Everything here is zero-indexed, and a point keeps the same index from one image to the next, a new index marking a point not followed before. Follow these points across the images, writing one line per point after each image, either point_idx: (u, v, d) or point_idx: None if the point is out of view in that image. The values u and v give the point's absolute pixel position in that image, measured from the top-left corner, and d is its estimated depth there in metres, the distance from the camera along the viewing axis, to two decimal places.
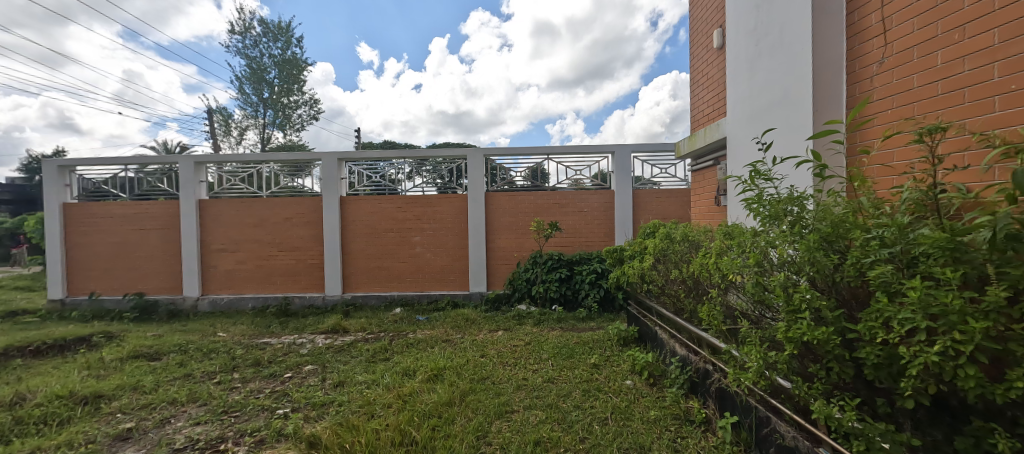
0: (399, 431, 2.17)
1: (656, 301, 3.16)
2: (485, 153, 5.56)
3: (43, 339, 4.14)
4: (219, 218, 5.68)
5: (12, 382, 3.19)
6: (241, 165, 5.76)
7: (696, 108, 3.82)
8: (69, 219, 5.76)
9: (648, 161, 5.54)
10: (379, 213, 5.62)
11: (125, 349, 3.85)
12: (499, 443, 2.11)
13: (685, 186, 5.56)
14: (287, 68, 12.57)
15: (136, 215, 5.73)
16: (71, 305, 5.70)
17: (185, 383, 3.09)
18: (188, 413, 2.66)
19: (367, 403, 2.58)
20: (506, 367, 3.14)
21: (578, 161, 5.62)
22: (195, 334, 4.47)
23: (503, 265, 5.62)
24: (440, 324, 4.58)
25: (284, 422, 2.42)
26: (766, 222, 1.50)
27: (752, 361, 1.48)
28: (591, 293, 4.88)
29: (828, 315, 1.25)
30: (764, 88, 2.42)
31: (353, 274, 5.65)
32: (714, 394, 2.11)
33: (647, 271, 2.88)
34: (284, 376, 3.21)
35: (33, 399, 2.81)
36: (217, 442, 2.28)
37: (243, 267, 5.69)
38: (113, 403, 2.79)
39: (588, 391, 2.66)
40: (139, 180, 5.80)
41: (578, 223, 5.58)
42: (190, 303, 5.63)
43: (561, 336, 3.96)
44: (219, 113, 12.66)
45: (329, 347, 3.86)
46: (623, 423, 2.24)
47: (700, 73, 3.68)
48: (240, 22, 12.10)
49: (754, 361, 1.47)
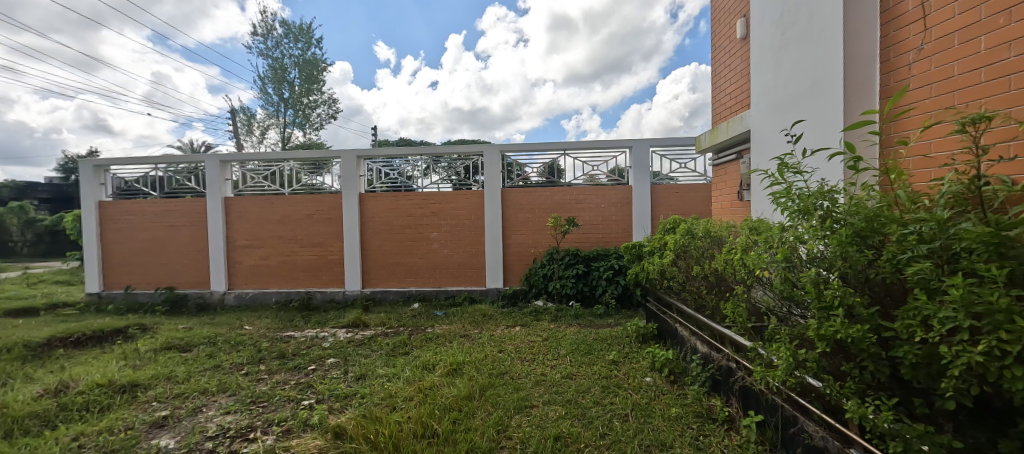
0: (421, 423, 2.20)
1: (675, 298, 3.13)
2: (500, 149, 5.58)
3: (82, 331, 4.35)
4: (243, 215, 5.84)
5: (56, 371, 3.36)
6: (262, 163, 5.90)
7: (718, 101, 3.73)
8: (104, 216, 6.03)
9: (667, 156, 5.45)
10: (397, 209, 5.70)
11: (158, 341, 4.02)
12: (519, 437, 2.12)
13: (705, 181, 5.45)
14: (307, 68, 12.80)
15: (164, 213, 5.95)
16: (107, 298, 5.99)
17: (214, 374, 3.21)
18: (218, 402, 2.76)
19: (389, 396, 2.63)
20: (524, 363, 3.16)
21: (594, 157, 5.57)
22: (223, 327, 4.63)
23: (520, 262, 5.63)
24: (457, 319, 4.63)
25: (310, 413, 2.48)
26: (794, 216, 1.44)
27: (781, 360, 1.43)
28: (609, 289, 4.85)
29: (863, 312, 1.21)
30: (792, 78, 2.34)
31: (372, 270, 5.75)
32: (738, 392, 2.08)
33: (667, 268, 2.83)
34: (309, 368, 3.31)
35: (75, 387, 2.94)
36: (247, 431, 2.36)
37: (267, 263, 5.84)
38: (149, 391, 2.92)
39: (607, 388, 2.64)
40: (168, 179, 6.03)
41: (596, 219, 5.54)
42: (217, 297, 5.82)
43: (578, 332, 3.96)
44: (242, 113, 13.01)
45: (351, 341, 3.94)
46: (644, 421, 2.22)
47: (722, 65, 3.60)
48: (262, 23, 12.37)
49: (782, 359, 1.42)
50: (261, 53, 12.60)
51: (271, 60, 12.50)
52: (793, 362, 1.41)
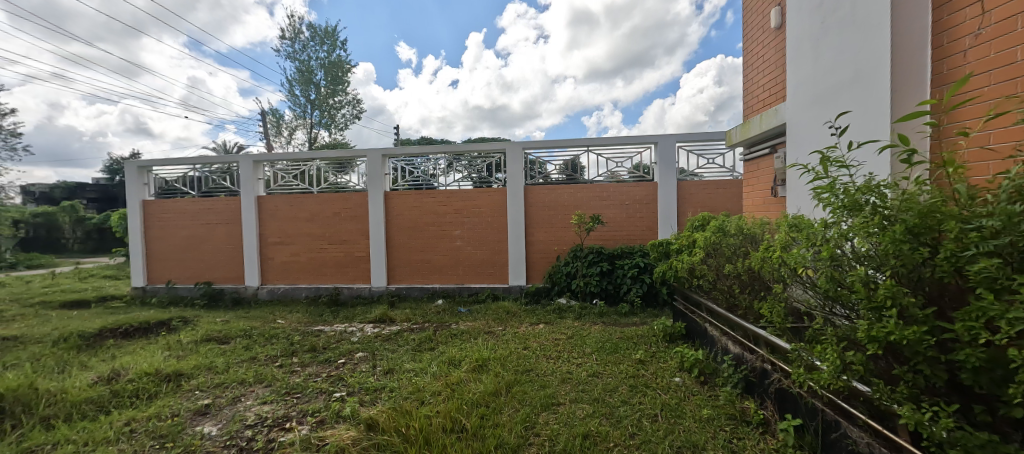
0: (449, 418, 2.23)
1: (704, 297, 3.06)
2: (522, 147, 5.56)
3: (130, 323, 4.61)
4: (275, 213, 6.05)
5: (109, 360, 3.58)
6: (291, 163, 6.09)
7: (750, 93, 3.60)
8: (148, 214, 6.37)
9: (694, 151, 5.31)
10: (421, 207, 5.78)
11: (199, 333, 4.22)
12: (547, 435, 2.12)
13: (734, 177, 5.29)
14: (333, 70, 13.12)
15: (202, 211, 6.23)
16: (151, 292, 6.33)
17: (251, 366, 3.34)
18: (255, 393, 2.88)
19: (417, 390, 2.68)
20: (549, 360, 3.16)
21: (618, 153, 5.49)
22: (258, 321, 4.81)
23: (543, 259, 5.61)
24: (482, 316, 4.66)
25: (342, 405, 2.56)
26: (838, 212, 1.37)
27: (827, 364, 1.37)
28: (634, 287, 4.77)
29: (918, 314, 1.15)
30: (833, 68, 2.24)
31: (398, 266, 5.85)
32: (773, 394, 2.02)
33: (697, 266, 2.76)
34: (339, 362, 3.40)
35: (125, 375, 3.12)
36: (283, 420, 2.45)
37: (298, 259, 6.03)
38: (191, 381, 3.07)
39: (634, 387, 2.60)
40: (205, 179, 6.31)
41: (620, 216, 5.46)
42: (252, 292, 6.07)
43: (603, 330, 3.92)
44: (271, 115, 13.47)
45: (377, 335, 4.03)
46: (673, 422, 2.18)
47: (755, 55, 3.47)
48: (290, 27, 12.75)
49: (828, 362, 1.36)
50: (290, 56, 12.99)
51: (298, 63, 12.87)
52: (841, 364, 1.35)
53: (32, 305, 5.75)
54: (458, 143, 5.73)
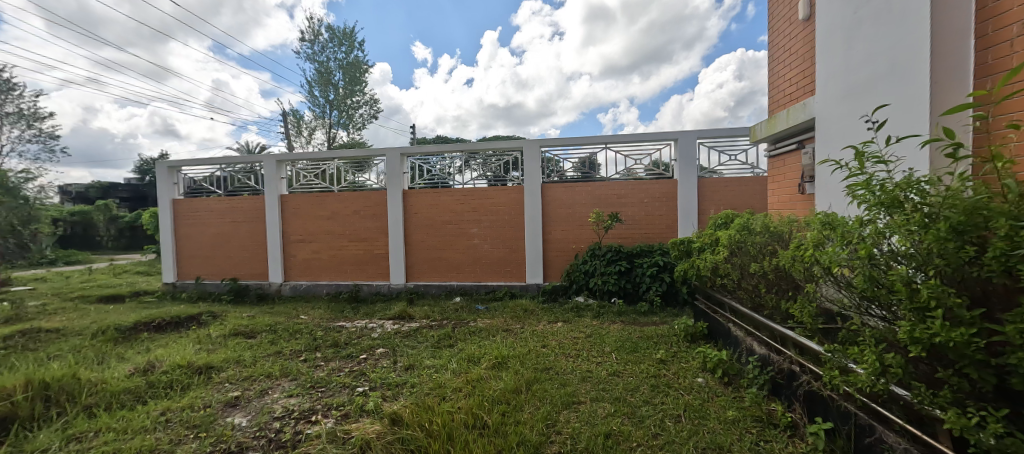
0: (471, 414, 2.25)
1: (728, 296, 2.99)
2: (539, 144, 5.54)
3: (162, 317, 4.80)
4: (297, 211, 6.19)
5: (143, 352, 3.74)
6: (312, 163, 6.22)
7: (775, 87, 3.50)
8: (178, 212, 6.60)
9: (715, 148, 5.20)
10: (439, 205, 5.83)
11: (227, 328, 4.36)
12: (569, 433, 2.12)
13: (757, 174, 5.15)
14: (351, 71, 13.33)
15: (229, 209, 6.42)
16: (181, 288, 6.57)
17: (277, 360, 3.44)
18: (282, 386, 2.96)
19: (438, 386, 2.70)
20: (569, 359, 3.14)
21: (635, 150, 5.41)
22: (282, 316, 4.95)
23: (560, 257, 5.59)
24: (500, 314, 4.68)
25: (365, 399, 2.61)
26: (875, 209, 1.31)
27: (866, 367, 1.32)
28: (653, 286, 4.71)
29: (965, 315, 1.10)
30: (867, 60, 2.16)
31: (416, 264, 5.92)
32: (802, 396, 1.97)
33: (721, 265, 2.70)
34: (360, 357, 3.47)
35: (160, 367, 3.25)
36: (309, 413, 2.51)
37: (319, 256, 6.17)
38: (221, 374, 3.17)
39: (656, 387, 2.57)
40: (230, 178, 6.51)
41: (639, 214, 5.38)
42: (275, 288, 6.23)
43: (622, 329, 3.88)
44: (292, 116, 13.78)
45: (397, 332, 4.09)
46: (697, 423, 2.15)
47: (780, 48, 3.37)
48: (309, 29, 13.00)
49: (868, 365, 1.31)
50: (309, 58, 13.25)
51: (318, 64, 13.12)
52: (881, 367, 1.30)
53: (72, 300, 6.04)
54: (474, 141, 5.75)
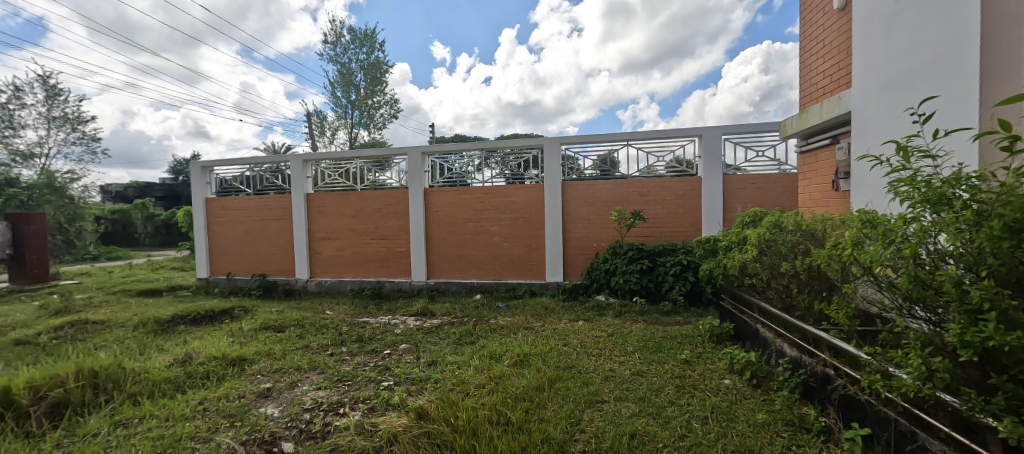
0: (495, 411, 2.26)
1: (756, 296, 2.91)
2: (559, 142, 5.51)
3: (198, 311, 5.01)
4: (323, 209, 6.35)
5: (181, 344, 3.91)
6: (335, 162, 6.36)
7: (807, 80, 3.38)
8: (211, 211, 6.87)
9: (741, 144, 5.06)
10: (460, 203, 5.87)
11: (258, 322, 4.52)
12: (593, 432, 2.11)
13: (785, 170, 4.99)
14: (372, 71, 13.56)
15: (258, 208, 6.64)
16: (214, 283, 6.83)
17: (305, 353, 3.55)
18: (310, 379, 3.05)
19: (461, 382, 2.73)
20: (591, 358, 3.12)
21: (657, 147, 5.32)
22: (309, 311, 5.09)
23: (581, 255, 5.55)
24: (520, 311, 4.69)
25: (390, 394, 2.66)
26: (921, 206, 1.26)
27: (911, 372, 1.27)
28: (676, 285, 4.62)
29: (1022, 318, 1.05)
30: (909, 50, 2.06)
31: (437, 261, 5.98)
32: (837, 401, 1.90)
33: (749, 264, 2.63)
34: (384, 352, 3.53)
35: (197, 358, 3.40)
36: (337, 406, 2.58)
37: (344, 253, 6.31)
38: (253, 366, 3.29)
39: (682, 388, 2.53)
40: (259, 177, 6.73)
41: (662, 212, 5.29)
42: (302, 284, 6.42)
43: (645, 329, 3.83)
44: (316, 117, 14.12)
45: (420, 328, 4.15)
46: (725, 425, 2.10)
47: (813, 39, 3.25)
48: (332, 32, 13.29)
49: (913, 370, 1.26)
50: (332, 60, 13.55)
51: (340, 65, 13.40)
52: (927, 371, 1.25)
53: (115, 293, 6.37)
54: (492, 140, 5.76)
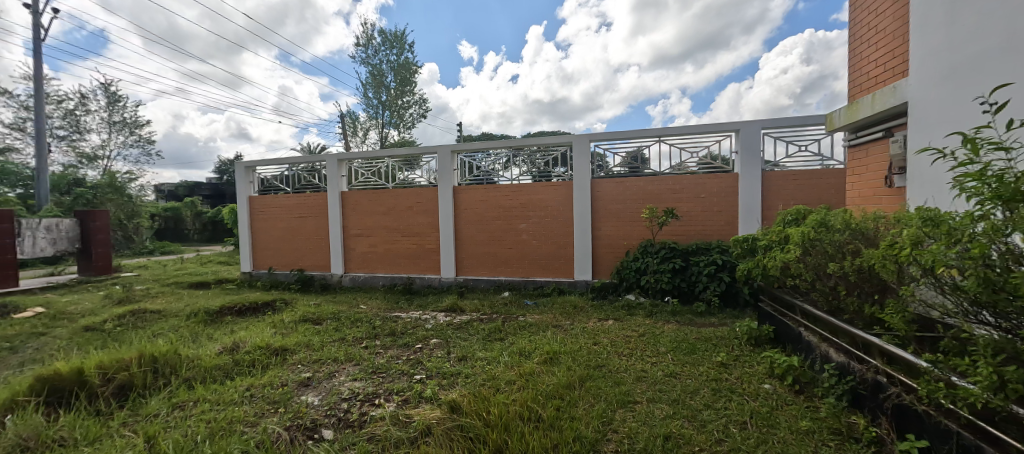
0: (527, 407, 2.27)
1: (799, 298, 2.77)
2: (588, 139, 5.43)
3: (243, 303, 5.29)
4: (357, 207, 6.54)
5: (228, 333, 4.14)
6: (367, 161, 6.53)
7: (856, 69, 3.18)
8: (254, 208, 7.22)
9: (782, 138, 4.83)
10: (489, 201, 5.91)
11: (298, 314, 4.73)
12: (626, 432, 2.08)
13: (830, 166, 4.73)
14: (402, 72, 13.84)
15: (297, 205, 6.92)
16: (257, 277, 7.19)
17: (341, 345, 3.68)
18: (346, 370, 3.16)
19: (492, 378, 2.76)
20: (622, 357, 3.08)
21: (691, 143, 5.16)
22: (344, 305, 5.28)
23: (610, 254, 5.47)
24: (549, 309, 4.68)
25: (423, 387, 2.72)
26: (991, 203, 1.17)
27: (982, 382, 1.18)
28: (711, 285, 4.47)
29: None
30: (978, 34, 1.91)
31: (465, 258, 6.05)
32: (889, 410, 1.79)
33: (792, 264, 2.50)
34: (415, 346, 3.62)
35: (243, 347, 3.59)
36: (373, 396, 2.66)
37: (376, 250, 6.49)
38: (294, 356, 3.45)
39: (718, 391, 2.45)
40: (297, 177, 7.01)
41: (696, 210, 5.12)
42: (337, 279, 6.65)
43: (677, 330, 3.73)
44: (349, 117, 14.56)
45: (450, 324, 4.22)
46: (766, 431, 2.02)
47: (864, 26, 3.05)
48: (364, 34, 13.65)
49: (985, 379, 1.18)
50: (364, 62, 13.92)
51: (371, 67, 13.74)
52: (999, 381, 1.17)
53: (170, 285, 6.82)
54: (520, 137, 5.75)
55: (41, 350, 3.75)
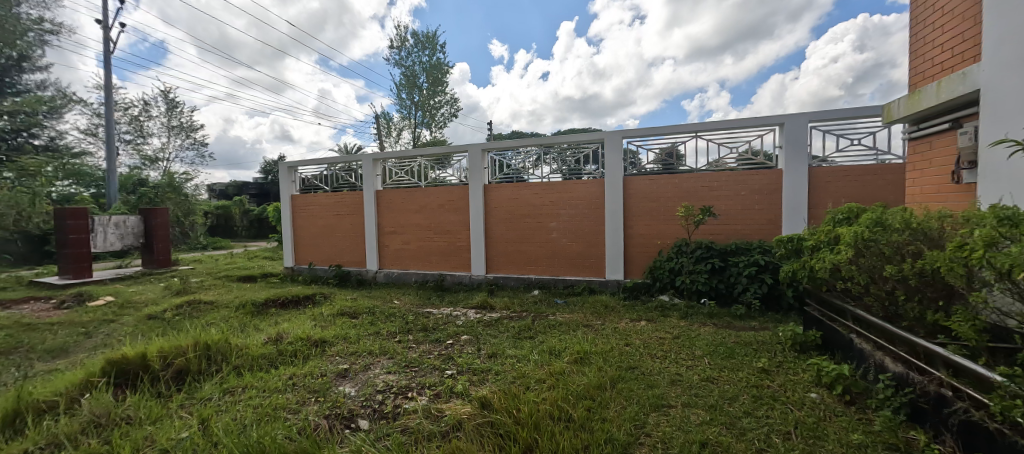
0: (556, 406, 2.24)
1: (851, 303, 2.59)
2: (621, 135, 5.30)
3: (286, 296, 5.54)
4: (391, 205, 6.70)
5: (272, 325, 4.35)
6: (401, 160, 6.68)
7: (917, 55, 2.93)
8: (296, 206, 7.54)
9: (832, 132, 4.53)
10: (519, 199, 5.89)
11: (336, 307, 4.90)
12: (660, 437, 2.01)
13: (885, 161, 4.40)
14: (434, 72, 14.05)
15: (335, 203, 7.17)
16: (298, 271, 7.51)
17: (376, 339, 3.78)
18: (381, 363, 3.23)
19: (522, 376, 2.75)
20: (655, 359, 2.99)
21: (730, 138, 4.94)
22: (379, 300, 5.43)
23: (643, 253, 5.33)
24: (579, 309, 4.62)
25: (454, 382, 2.75)
26: None
27: None
28: (751, 287, 4.26)
29: None
30: None
31: (495, 256, 6.07)
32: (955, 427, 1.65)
33: (843, 266, 2.34)
34: (447, 342, 3.66)
35: (286, 338, 3.75)
36: (406, 389, 2.72)
37: (409, 247, 6.62)
38: (332, 348, 3.57)
39: (759, 398, 2.33)
40: (335, 176, 7.26)
41: (736, 208, 4.90)
42: (372, 274, 6.85)
43: (714, 332, 3.59)
44: (383, 118, 14.95)
45: (480, 321, 4.25)
46: (812, 443, 1.90)
47: (926, 8, 2.81)
48: (397, 37, 13.95)
49: None
50: (397, 64, 14.24)
51: (404, 68, 14.02)
52: None
53: (221, 278, 7.24)
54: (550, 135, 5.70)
55: (110, 336, 4.08)
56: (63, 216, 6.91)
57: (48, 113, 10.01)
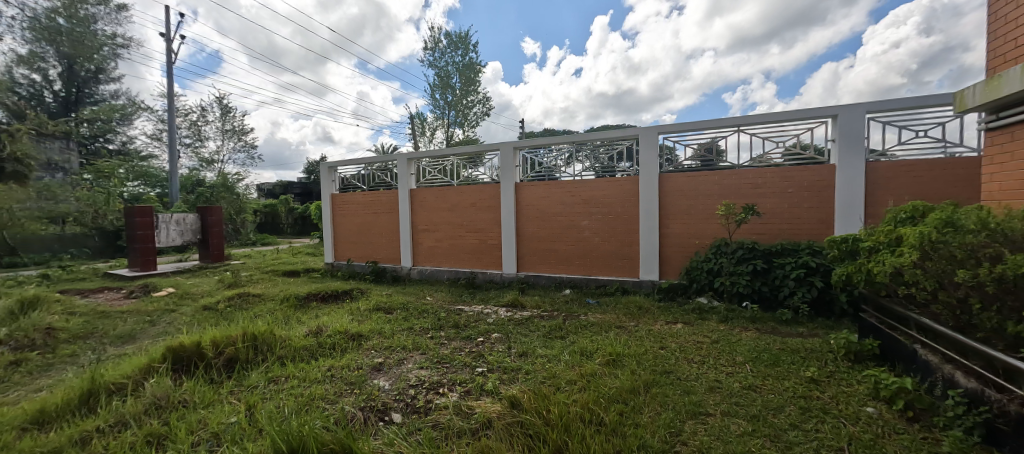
0: (587, 409, 2.18)
1: (915, 310, 2.36)
2: (657, 131, 5.12)
3: (325, 290, 5.75)
4: (424, 203, 6.80)
5: (313, 318, 4.51)
6: (434, 160, 6.77)
7: (996, 36, 2.63)
8: (335, 204, 7.82)
9: (892, 124, 4.18)
10: (551, 197, 5.82)
11: (372, 303, 5.02)
12: (697, 446, 1.91)
13: (955, 154, 4.02)
14: (467, 72, 14.15)
15: (371, 202, 7.37)
16: (336, 267, 7.77)
17: (409, 335, 3.83)
18: (413, 358, 3.27)
19: (552, 376, 2.70)
20: (692, 364, 2.86)
21: (776, 132, 4.66)
22: (412, 296, 5.53)
23: (679, 253, 5.12)
24: (612, 309, 4.50)
25: (484, 379, 2.74)
26: None
27: None
28: (798, 291, 3.99)
29: None
30: None
31: (526, 255, 6.03)
32: None
33: (907, 270, 2.13)
34: (478, 340, 3.66)
35: (326, 331, 3.87)
36: (438, 385, 2.73)
37: (441, 244, 6.70)
38: (368, 342, 3.65)
39: (807, 410, 2.16)
40: (372, 175, 7.46)
41: (781, 206, 4.62)
42: (406, 271, 6.99)
43: (757, 338, 3.39)
44: (417, 118, 15.23)
45: (511, 319, 4.22)
46: None
47: None
48: (431, 38, 14.14)
49: None
50: (431, 64, 14.44)
51: (438, 69, 14.20)
52: None
53: (267, 272, 7.62)
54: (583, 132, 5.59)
55: (171, 324, 4.37)
56: (131, 213, 7.51)
57: (120, 120, 10.87)
